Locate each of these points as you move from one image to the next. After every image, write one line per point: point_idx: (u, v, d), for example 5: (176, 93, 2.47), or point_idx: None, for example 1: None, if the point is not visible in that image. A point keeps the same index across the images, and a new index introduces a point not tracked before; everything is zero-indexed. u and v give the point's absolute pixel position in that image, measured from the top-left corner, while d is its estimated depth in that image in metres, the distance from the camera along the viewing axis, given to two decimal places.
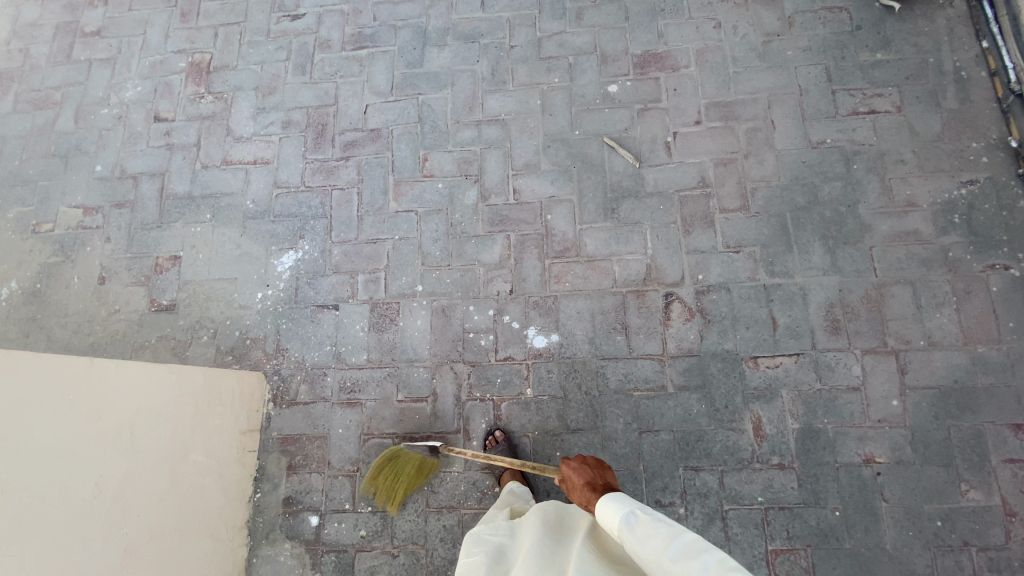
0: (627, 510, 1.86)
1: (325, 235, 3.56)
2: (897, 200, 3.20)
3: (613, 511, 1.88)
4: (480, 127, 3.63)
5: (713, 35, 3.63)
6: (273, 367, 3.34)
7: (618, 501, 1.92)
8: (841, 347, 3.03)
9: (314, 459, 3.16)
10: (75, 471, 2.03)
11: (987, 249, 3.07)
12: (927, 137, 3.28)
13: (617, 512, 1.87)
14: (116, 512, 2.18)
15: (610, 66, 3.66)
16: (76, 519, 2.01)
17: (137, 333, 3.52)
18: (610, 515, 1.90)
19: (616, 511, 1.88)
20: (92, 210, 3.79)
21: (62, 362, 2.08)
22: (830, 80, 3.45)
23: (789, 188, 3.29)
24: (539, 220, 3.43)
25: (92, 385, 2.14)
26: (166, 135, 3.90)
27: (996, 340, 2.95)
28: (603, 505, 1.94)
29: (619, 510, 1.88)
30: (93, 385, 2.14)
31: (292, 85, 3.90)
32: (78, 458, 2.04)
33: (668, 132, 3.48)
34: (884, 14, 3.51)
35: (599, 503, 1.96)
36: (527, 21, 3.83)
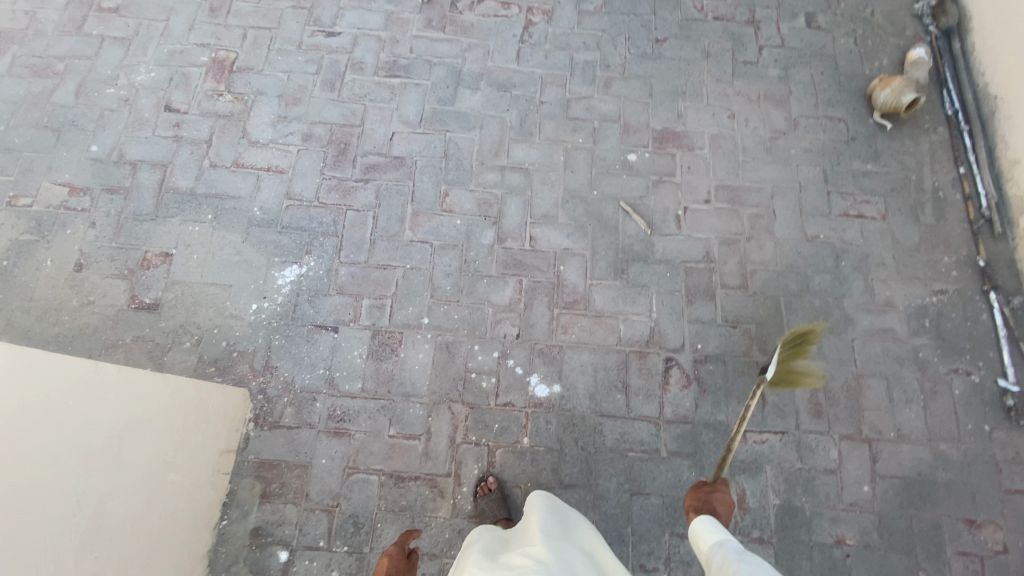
0: (723, 537, 1.99)
1: (334, 253, 3.48)
2: (878, 299, 3.51)
3: (709, 533, 2.02)
4: (503, 173, 3.72)
5: (727, 123, 3.93)
6: (258, 384, 3.16)
7: (714, 526, 2.05)
8: (823, 430, 3.22)
9: (291, 489, 2.98)
10: (59, 475, 2.18)
11: (951, 354, 3.40)
12: (906, 245, 3.64)
13: (713, 534, 2.01)
14: (92, 529, 2.23)
15: (632, 136, 3.87)
16: (50, 527, 2.08)
17: (110, 329, 3.27)
18: (706, 537, 2.02)
19: (712, 533, 2.01)
20: (79, 191, 3.55)
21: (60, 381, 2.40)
22: (826, 181, 3.79)
23: (785, 274, 3.54)
24: (552, 269, 3.50)
25: (80, 399, 2.41)
26: (175, 127, 3.75)
27: (956, 439, 3.24)
28: (704, 526, 2.06)
29: (716, 534, 2.01)
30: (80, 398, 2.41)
31: (318, 99, 3.87)
32: (63, 464, 2.21)
33: (680, 205, 3.69)
34: (876, 130, 3.92)
35: (696, 524, 2.09)
36: (559, 80, 4.01)
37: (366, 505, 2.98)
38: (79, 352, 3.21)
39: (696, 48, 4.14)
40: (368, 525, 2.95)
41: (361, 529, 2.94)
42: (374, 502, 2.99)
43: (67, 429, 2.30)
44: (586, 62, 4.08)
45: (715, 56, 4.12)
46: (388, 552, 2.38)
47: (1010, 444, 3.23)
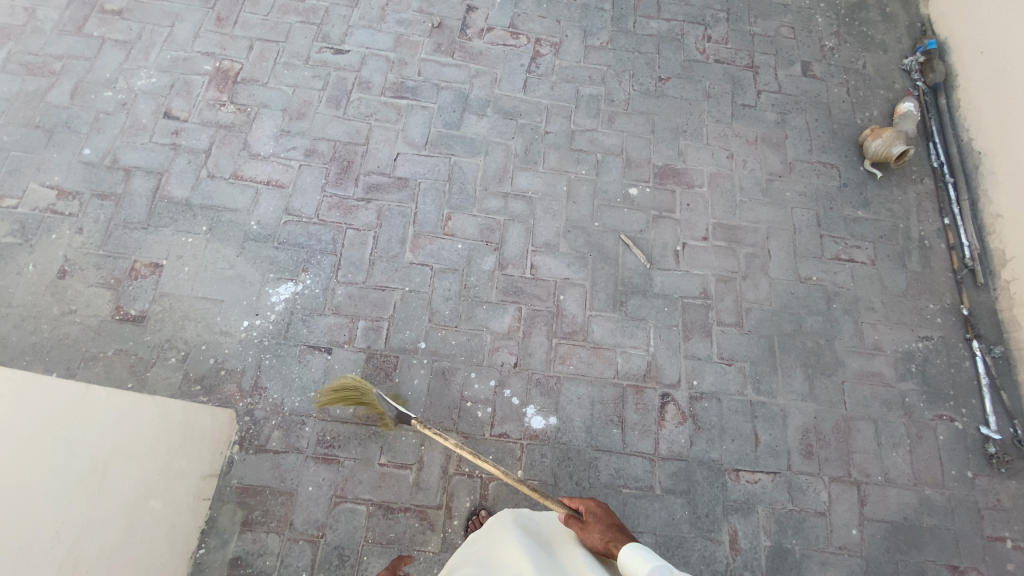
0: (656, 564, 1.82)
1: (331, 272, 3.42)
2: (867, 342, 3.59)
3: (641, 565, 1.83)
4: (506, 200, 3.73)
5: (726, 163, 4.02)
6: (245, 406, 3.06)
7: (646, 553, 1.88)
8: (813, 471, 3.25)
9: (274, 518, 2.87)
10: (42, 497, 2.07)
11: (936, 399, 3.48)
12: (894, 291, 3.74)
13: (646, 566, 1.82)
14: (67, 552, 2.10)
15: (634, 170, 3.93)
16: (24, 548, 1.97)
17: (91, 341, 3.13)
18: (637, 566, 1.85)
19: (644, 564, 1.83)
20: (68, 195, 3.43)
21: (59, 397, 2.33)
22: (819, 225, 3.89)
23: (779, 314, 3.60)
24: (551, 298, 3.49)
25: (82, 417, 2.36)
26: (173, 135, 3.66)
27: (940, 484, 3.29)
28: (633, 554, 1.89)
29: (648, 562, 1.83)
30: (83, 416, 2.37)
31: (323, 116, 3.84)
32: (46, 485, 2.10)
33: (679, 241, 3.74)
34: (866, 178, 4.06)
35: (625, 551, 1.92)
36: (564, 111, 4.07)
37: (352, 536, 2.88)
38: (56, 364, 3.06)
39: (698, 88, 4.26)
40: (353, 557, 2.85)
41: (346, 562, 2.83)
42: (360, 533, 2.89)
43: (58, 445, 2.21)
44: (591, 95, 4.15)
45: (715, 97, 4.24)
46: None
47: (991, 490, 3.30)
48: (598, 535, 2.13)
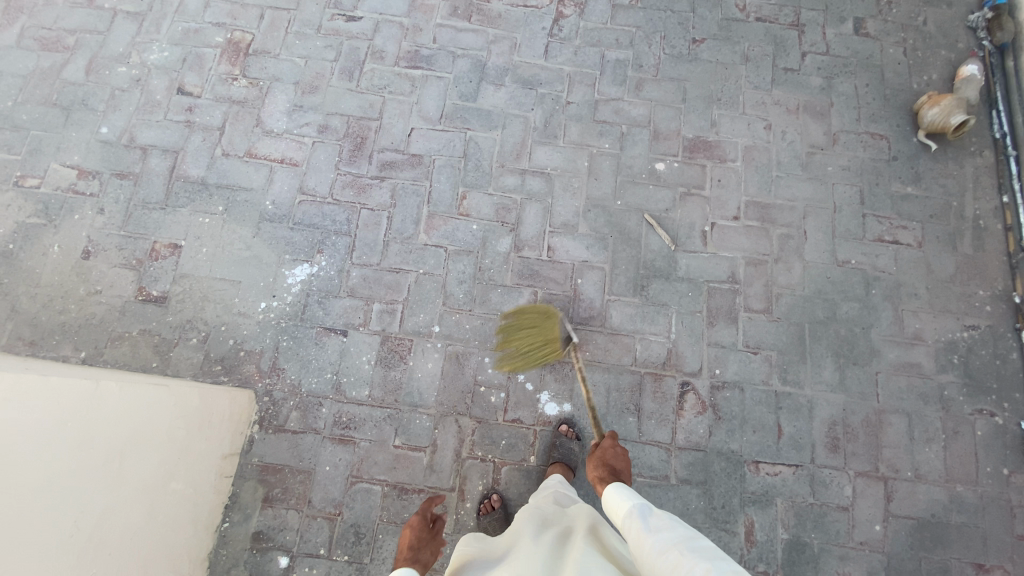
0: (636, 501, 2.05)
1: (346, 254, 3.39)
2: (906, 331, 3.36)
3: (624, 501, 2.07)
4: (524, 177, 3.58)
5: (762, 134, 3.73)
6: (264, 386, 3.12)
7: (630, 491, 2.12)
8: (838, 465, 3.13)
9: (293, 495, 2.97)
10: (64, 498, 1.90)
11: (977, 393, 3.26)
12: (941, 276, 3.47)
13: (628, 502, 2.05)
14: (88, 550, 1.97)
15: (661, 143, 3.69)
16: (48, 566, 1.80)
17: (117, 321, 3.22)
18: (620, 504, 2.07)
19: (627, 501, 2.06)
20: (88, 174, 3.46)
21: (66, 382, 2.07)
22: (862, 203, 3.60)
23: (811, 300, 3.40)
24: (569, 282, 3.38)
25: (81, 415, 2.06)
26: (187, 111, 3.62)
27: (974, 482, 3.12)
28: (614, 494, 2.13)
29: (628, 500, 2.06)
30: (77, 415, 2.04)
31: (336, 89, 3.71)
32: (65, 483, 1.91)
33: (707, 221, 3.53)
34: (919, 150, 3.71)
35: (610, 490, 2.17)
36: (588, 79, 3.81)
37: (367, 514, 2.96)
38: (85, 343, 3.18)
39: (736, 51, 3.91)
40: (369, 535, 2.93)
41: (362, 539, 2.93)
42: (375, 512, 2.97)
43: (68, 433, 1.97)
44: (617, 61, 3.86)
45: (754, 61, 3.89)
46: (411, 523, 2.35)
47: None
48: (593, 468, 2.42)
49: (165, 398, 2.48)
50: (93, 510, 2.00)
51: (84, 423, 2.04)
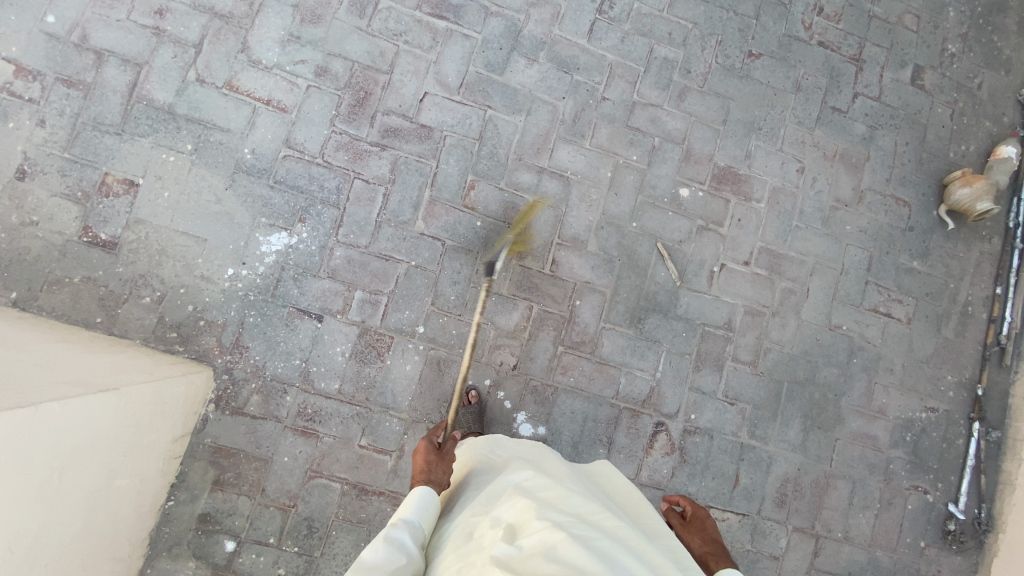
0: None
1: (331, 228, 3.04)
2: (873, 404, 3.48)
3: None
4: (540, 176, 3.26)
5: (793, 177, 3.54)
6: (224, 363, 2.87)
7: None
8: (780, 519, 3.30)
9: (246, 481, 2.83)
10: (5, 533, 1.60)
11: (917, 470, 3.48)
12: (918, 356, 3.56)
13: None
14: (25, 569, 1.75)
15: (690, 166, 3.44)
16: None
17: (56, 261, 2.79)
18: None
19: None
20: (28, 74, 2.84)
21: (12, 401, 1.60)
22: (869, 269, 3.56)
23: (796, 359, 3.42)
24: (566, 302, 3.22)
25: (37, 439, 1.65)
26: (156, 15, 2.97)
27: (891, 548, 3.40)
28: None
29: None
30: (34, 440, 1.64)
31: (342, 24, 3.14)
32: (9, 517, 1.59)
33: (717, 261, 3.41)
34: (936, 225, 3.64)
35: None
36: (629, 75, 3.42)
37: (323, 510, 2.88)
38: (16, 282, 2.75)
39: (789, 76, 3.60)
40: (322, 530, 2.87)
41: (314, 533, 2.86)
42: (331, 509, 2.89)
43: (12, 461, 1.56)
44: (665, 60, 3.47)
45: (805, 91, 3.60)
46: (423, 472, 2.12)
47: (936, 561, 3.44)
48: (697, 542, 2.17)
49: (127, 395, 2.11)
50: (26, 536, 1.71)
51: (37, 444, 1.65)
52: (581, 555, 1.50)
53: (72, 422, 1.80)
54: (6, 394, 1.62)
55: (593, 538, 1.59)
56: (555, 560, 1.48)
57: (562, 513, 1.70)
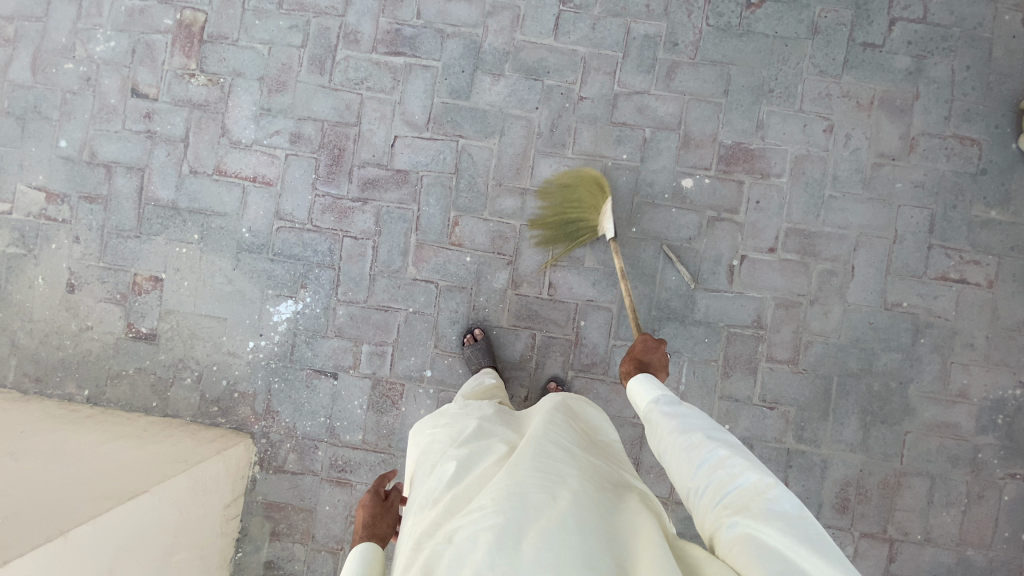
0: (657, 393, 1.92)
1: (331, 289, 3.16)
2: (950, 387, 2.98)
3: (645, 393, 1.96)
4: (524, 198, 3.11)
5: (820, 139, 3.03)
6: (260, 429, 3.15)
7: (648, 385, 1.98)
8: (843, 526, 3.00)
9: (298, 530, 3.13)
10: None
11: (1015, 457, 2.97)
12: (1006, 324, 2.97)
13: (648, 393, 1.94)
14: None
15: (691, 153, 3.07)
16: None
17: (112, 358, 3.21)
18: (641, 394, 1.97)
19: (648, 392, 1.95)
20: (56, 197, 3.22)
21: (48, 531, 1.90)
22: (931, 230, 2.99)
23: (845, 349, 3.01)
24: (571, 325, 3.09)
25: (75, 559, 1.96)
26: (146, 118, 3.21)
27: (984, 545, 2.97)
28: (638, 385, 2.01)
29: (649, 391, 1.94)
30: (73, 560, 1.95)
31: (305, 85, 3.17)
32: None
33: (736, 253, 3.05)
34: (1017, 161, 2.97)
35: (635, 382, 2.04)
36: (606, 65, 3.10)
37: None
38: (87, 380, 3.21)
39: (802, 18, 3.04)
40: None
41: None
42: None
43: None
44: (646, 37, 3.09)
45: (824, 33, 3.03)
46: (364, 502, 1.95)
47: None
48: (655, 355, 2.26)
49: (166, 490, 2.41)
50: None
51: (75, 563, 1.96)
52: (484, 557, 1.39)
53: (109, 531, 2.11)
54: (47, 523, 1.94)
55: (510, 526, 1.47)
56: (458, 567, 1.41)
57: (486, 495, 1.59)
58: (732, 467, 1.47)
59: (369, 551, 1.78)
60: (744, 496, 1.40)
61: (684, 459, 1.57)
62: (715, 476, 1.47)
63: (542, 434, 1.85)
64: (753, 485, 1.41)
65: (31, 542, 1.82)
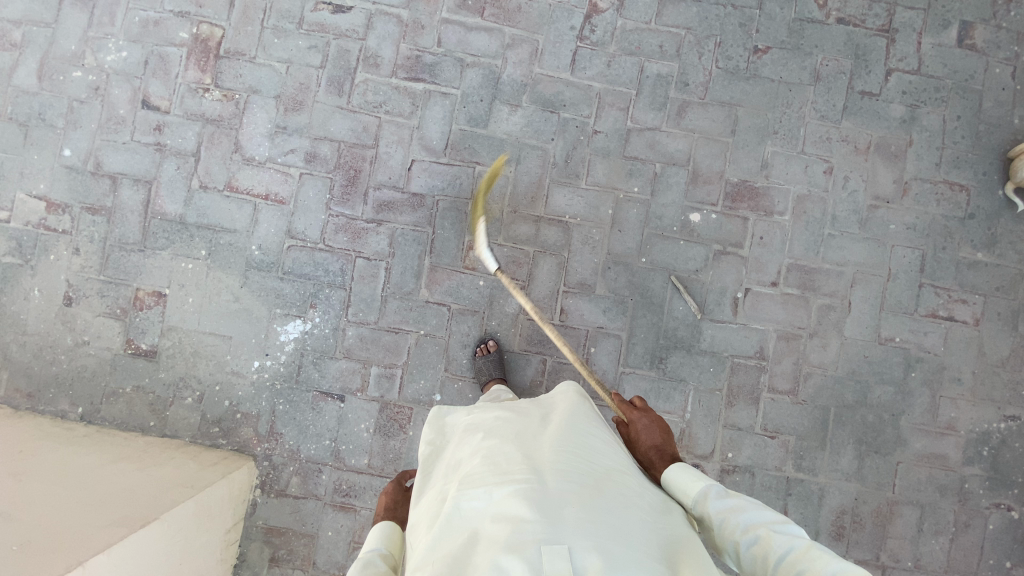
0: (703, 485, 1.81)
1: (341, 310, 3.14)
2: (939, 420, 3.13)
3: (688, 488, 1.83)
4: (538, 226, 3.16)
5: (821, 180, 3.19)
6: (263, 451, 3.08)
7: (688, 477, 1.85)
8: (839, 553, 3.09)
9: (298, 556, 3.05)
10: None
11: (998, 486, 3.14)
12: (990, 360, 3.16)
13: (693, 489, 1.82)
14: None
15: (700, 188, 3.19)
16: None
17: (109, 375, 3.10)
18: (684, 489, 1.84)
19: (692, 487, 1.82)
20: (57, 207, 3.13)
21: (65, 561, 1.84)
22: (922, 270, 3.16)
23: (843, 382, 3.14)
24: (580, 352, 3.14)
25: None
26: (156, 131, 3.16)
27: (970, 572, 3.10)
28: (676, 477, 1.88)
29: (694, 485, 1.82)
30: None
31: (323, 106, 3.18)
32: None
33: (741, 286, 3.16)
34: (1001, 208, 3.18)
35: (672, 474, 1.90)
36: (621, 100, 3.20)
37: None
38: (80, 398, 3.09)
39: (805, 66, 3.22)
40: None
41: None
42: None
43: None
44: (659, 76, 3.21)
45: (825, 80, 3.21)
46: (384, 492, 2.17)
47: None
48: (651, 437, 2.12)
49: (175, 517, 2.35)
50: None
51: None
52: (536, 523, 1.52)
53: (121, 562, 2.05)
54: (63, 553, 1.87)
55: (558, 499, 1.60)
56: (500, 521, 1.56)
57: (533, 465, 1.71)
58: (818, 558, 1.50)
59: (386, 529, 1.97)
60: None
61: (766, 556, 1.58)
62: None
63: (575, 415, 1.98)
64: (847, 572, 1.45)
65: (51, 571, 1.76)
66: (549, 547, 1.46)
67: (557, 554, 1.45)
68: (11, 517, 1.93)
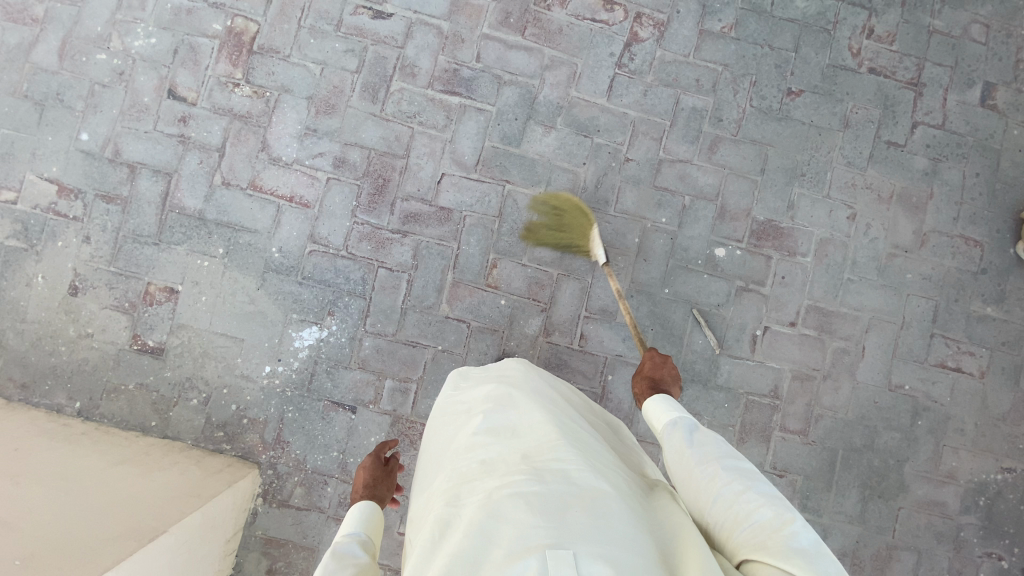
0: (676, 417, 1.97)
1: (359, 320, 3.08)
2: (941, 468, 3.20)
3: (662, 418, 2.02)
4: (564, 249, 3.15)
5: (843, 225, 3.24)
6: (268, 459, 3.00)
7: (666, 409, 2.05)
8: None
9: (296, 569, 2.97)
10: None
11: (992, 537, 3.21)
12: (992, 413, 3.24)
13: (666, 418, 2.00)
14: None
15: (726, 224, 3.22)
16: None
17: (111, 371, 2.99)
18: (659, 419, 2.03)
19: (665, 417, 2.01)
20: (69, 192, 3.01)
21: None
22: (934, 320, 3.23)
23: (851, 425, 3.18)
24: (598, 378, 3.13)
25: None
26: (181, 122, 3.07)
27: None
28: (656, 408, 2.07)
29: (669, 416, 2.00)
30: None
31: (355, 111, 3.13)
32: None
33: (759, 323, 3.19)
34: (1012, 265, 3.27)
35: (653, 406, 2.09)
36: (654, 131, 3.22)
37: None
38: (79, 392, 2.97)
39: (836, 111, 3.27)
40: None
41: None
42: None
43: None
44: (694, 110, 3.23)
45: (854, 127, 3.27)
46: (362, 464, 2.22)
47: None
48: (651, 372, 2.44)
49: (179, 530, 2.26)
50: None
51: None
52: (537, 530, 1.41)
53: None
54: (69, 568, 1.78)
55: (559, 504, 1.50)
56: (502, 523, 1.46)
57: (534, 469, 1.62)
58: (750, 504, 1.54)
59: (365, 510, 1.90)
60: (762, 535, 1.47)
61: (705, 489, 1.65)
62: (740, 513, 1.53)
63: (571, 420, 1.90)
64: (770, 523, 1.48)
65: None
66: (554, 551, 1.34)
67: (564, 558, 1.33)
68: (12, 527, 1.83)
